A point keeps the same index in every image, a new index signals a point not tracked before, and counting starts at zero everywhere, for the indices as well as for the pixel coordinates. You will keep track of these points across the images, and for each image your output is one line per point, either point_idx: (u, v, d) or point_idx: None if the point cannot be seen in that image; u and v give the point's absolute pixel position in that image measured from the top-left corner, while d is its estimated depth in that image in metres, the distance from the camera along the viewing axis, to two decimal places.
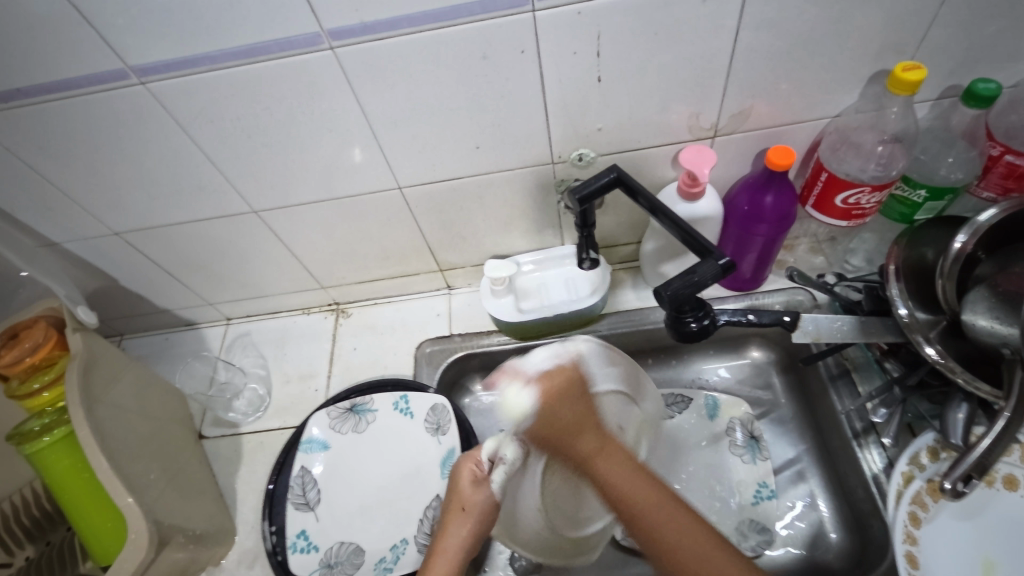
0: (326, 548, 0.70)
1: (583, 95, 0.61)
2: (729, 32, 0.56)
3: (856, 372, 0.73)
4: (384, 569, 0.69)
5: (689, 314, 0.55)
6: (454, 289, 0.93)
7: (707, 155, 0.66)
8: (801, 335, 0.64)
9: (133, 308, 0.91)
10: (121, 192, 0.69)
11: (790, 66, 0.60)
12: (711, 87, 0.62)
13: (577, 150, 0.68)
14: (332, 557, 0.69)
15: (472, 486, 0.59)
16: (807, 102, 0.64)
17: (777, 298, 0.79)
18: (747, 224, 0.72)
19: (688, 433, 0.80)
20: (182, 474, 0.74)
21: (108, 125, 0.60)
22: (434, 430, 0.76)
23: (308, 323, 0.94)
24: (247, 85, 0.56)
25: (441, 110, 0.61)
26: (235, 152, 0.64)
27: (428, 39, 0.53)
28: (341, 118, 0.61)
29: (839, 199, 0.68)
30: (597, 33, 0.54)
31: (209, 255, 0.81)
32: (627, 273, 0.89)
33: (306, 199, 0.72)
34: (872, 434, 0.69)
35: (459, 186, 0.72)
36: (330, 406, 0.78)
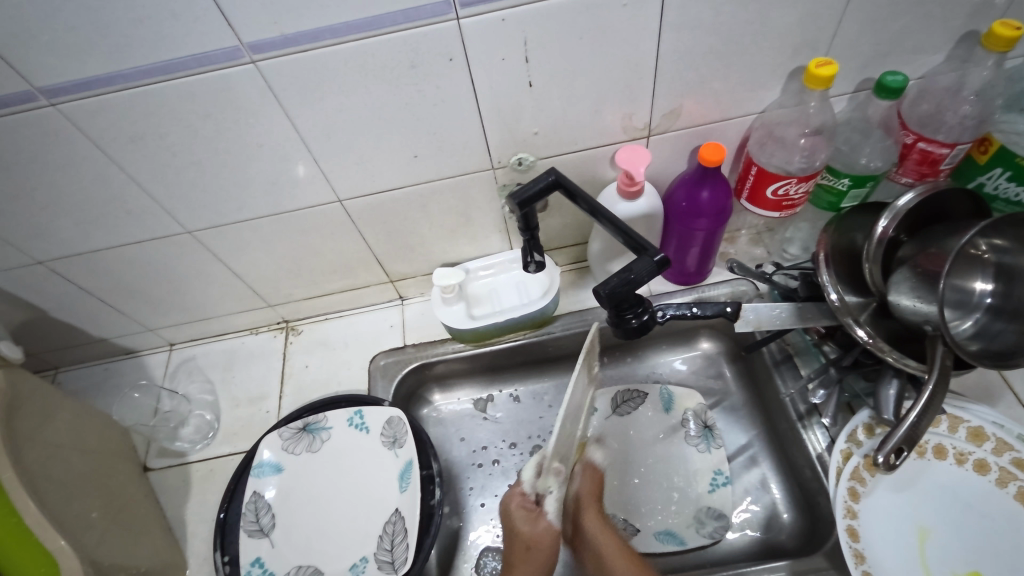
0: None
1: (516, 101, 0.61)
2: (651, 36, 0.58)
3: (797, 356, 0.75)
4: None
5: (628, 312, 0.55)
6: (407, 299, 0.92)
7: (642, 155, 0.67)
8: (744, 324, 0.66)
9: (65, 340, 0.86)
10: (40, 219, 0.65)
11: (713, 66, 0.62)
12: (641, 87, 0.63)
13: (516, 155, 0.68)
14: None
15: (529, 523, 0.62)
16: (733, 99, 0.67)
17: (722, 290, 0.82)
18: (687, 219, 0.73)
19: (643, 429, 0.82)
20: (126, 511, 0.70)
21: (17, 150, 0.56)
22: (390, 443, 0.74)
23: (256, 343, 0.91)
24: (166, 102, 0.54)
25: (376, 121, 0.60)
26: (162, 171, 0.62)
27: (352, 50, 0.53)
28: (271, 133, 0.60)
29: (769, 190, 0.70)
30: (523, 39, 0.55)
31: (145, 279, 0.78)
32: (578, 273, 0.90)
33: (244, 216, 0.70)
34: (815, 415, 0.71)
35: (401, 196, 0.71)
36: (282, 427, 0.75)
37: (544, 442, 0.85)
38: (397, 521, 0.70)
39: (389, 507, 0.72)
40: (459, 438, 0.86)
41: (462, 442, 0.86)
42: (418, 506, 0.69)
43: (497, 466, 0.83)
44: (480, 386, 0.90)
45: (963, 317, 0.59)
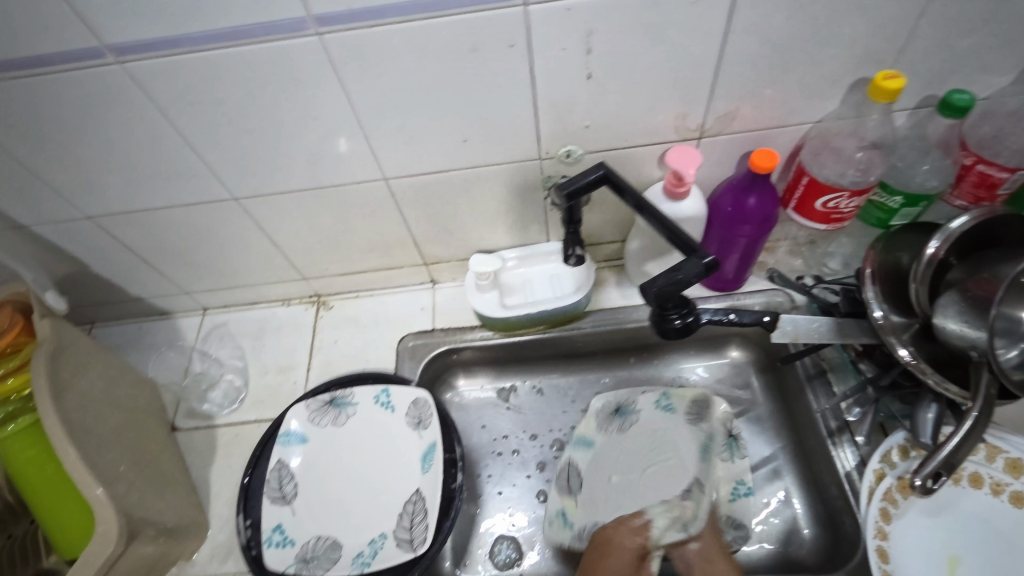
0: (304, 543, 0.69)
1: (573, 93, 0.61)
2: (716, 35, 0.57)
3: (832, 372, 0.74)
4: (361, 563, 0.68)
5: (673, 311, 0.55)
6: (438, 283, 0.92)
7: (692, 156, 0.66)
8: (781, 335, 0.66)
9: (104, 296, 0.88)
10: (94, 175, 0.66)
11: (775, 71, 0.61)
12: (699, 88, 0.62)
13: (565, 147, 0.68)
14: (308, 552, 0.68)
15: None
16: (790, 107, 0.65)
17: (757, 299, 0.81)
18: (730, 225, 0.73)
19: (657, 430, 0.82)
20: (153, 467, 0.72)
21: (79, 106, 0.57)
22: (415, 424, 0.75)
23: (287, 314, 0.92)
24: (228, 68, 0.55)
25: (432, 103, 0.60)
26: (215, 136, 0.62)
27: (416, 29, 0.52)
28: (325, 106, 0.60)
29: (819, 202, 0.69)
30: (587, 30, 0.54)
31: (185, 242, 0.78)
32: (612, 271, 0.90)
33: (290, 188, 0.71)
34: (846, 432, 0.70)
35: (445, 179, 0.71)
36: (309, 398, 0.76)
37: (565, 436, 0.85)
38: (417, 502, 0.71)
39: (409, 487, 0.73)
40: (480, 425, 0.87)
41: (483, 429, 0.86)
42: (439, 489, 0.69)
43: (517, 456, 0.84)
44: (504, 376, 0.90)
45: (1010, 346, 0.56)
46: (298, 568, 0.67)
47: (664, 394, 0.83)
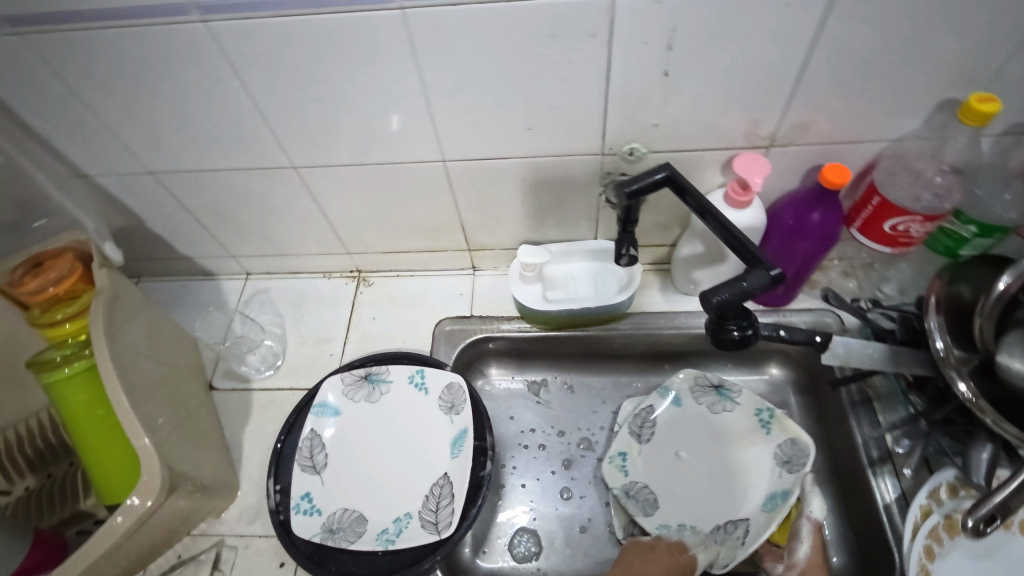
0: (330, 513, 0.70)
1: (646, 89, 0.60)
2: (805, 41, 0.54)
3: (878, 401, 0.72)
4: (386, 540, 0.68)
5: (731, 322, 0.53)
6: (479, 270, 0.92)
7: (761, 165, 0.65)
8: (832, 357, 0.64)
9: (155, 251, 0.90)
10: (161, 132, 0.67)
11: (860, 85, 0.59)
12: (777, 96, 0.60)
13: (628, 144, 0.67)
14: (334, 523, 0.69)
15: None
16: (869, 123, 0.63)
17: (804, 316, 0.79)
18: (788, 239, 0.71)
19: (735, 429, 0.80)
20: (191, 423, 0.73)
21: (158, 62, 0.58)
22: (447, 408, 0.75)
23: (327, 287, 0.92)
24: (308, 36, 0.54)
25: (502, 88, 0.60)
26: (285, 104, 0.62)
27: (500, 11, 0.52)
28: (396, 82, 0.59)
29: (886, 225, 0.66)
30: (672, 26, 0.53)
31: (240, 205, 0.79)
32: (656, 275, 0.88)
33: (349, 161, 0.71)
34: (888, 464, 0.68)
35: (503, 166, 0.71)
36: (345, 372, 0.77)
37: (592, 436, 0.84)
38: (445, 485, 0.71)
39: (436, 470, 0.73)
40: (508, 416, 0.86)
41: (511, 420, 0.86)
42: (467, 475, 0.70)
43: (542, 451, 0.83)
44: (536, 369, 0.90)
45: None
46: (323, 537, 0.67)
47: (769, 411, 0.78)
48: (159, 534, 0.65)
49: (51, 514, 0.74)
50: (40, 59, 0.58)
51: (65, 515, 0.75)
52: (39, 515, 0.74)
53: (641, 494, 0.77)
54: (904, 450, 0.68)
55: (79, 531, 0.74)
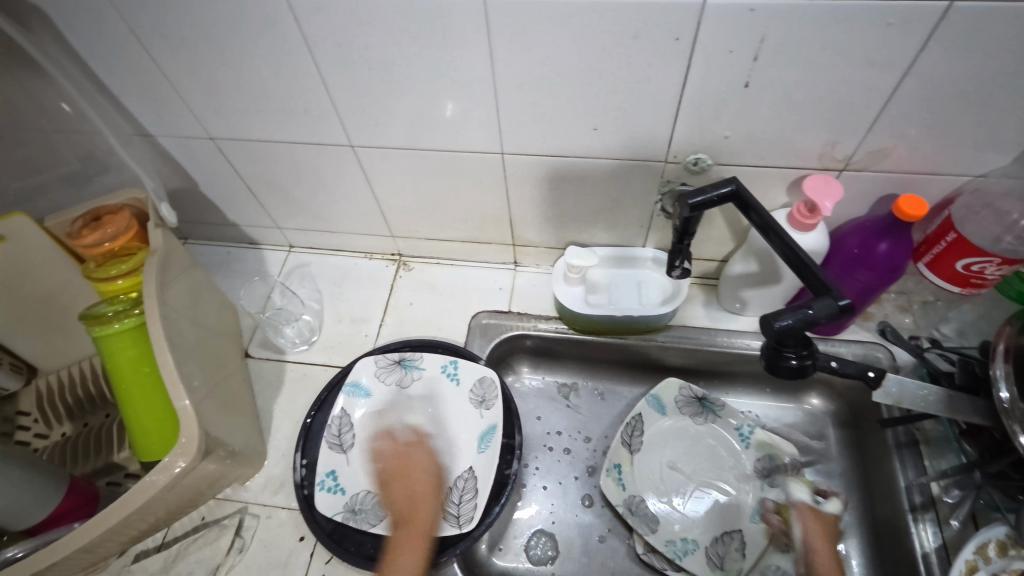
0: (354, 494, 0.69)
1: (723, 99, 0.58)
2: (900, 64, 0.52)
3: (926, 445, 0.69)
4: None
5: (790, 349, 0.51)
6: (521, 266, 0.91)
7: (832, 188, 0.62)
8: (884, 395, 0.62)
9: (206, 216, 0.91)
10: (226, 99, 0.67)
11: (952, 115, 0.56)
12: (860, 118, 0.58)
13: (694, 154, 0.65)
14: (356, 504, 0.69)
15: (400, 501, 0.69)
16: (954, 155, 0.60)
17: (853, 348, 0.75)
18: (849, 267, 0.68)
19: (723, 447, 0.80)
20: (227, 389, 0.74)
21: (233, 28, 0.58)
22: (478, 402, 0.75)
23: (368, 267, 0.93)
24: (385, 15, 0.54)
25: (575, 84, 0.58)
26: (352, 82, 0.62)
27: (584, 6, 0.50)
28: (467, 69, 0.58)
29: (960, 263, 0.63)
30: (761, 35, 0.51)
31: (292, 178, 0.80)
32: (701, 289, 0.86)
33: (407, 144, 0.70)
34: (930, 511, 0.65)
35: (561, 164, 0.69)
36: (379, 355, 0.77)
37: None
38: (468, 479, 0.70)
39: (461, 464, 0.72)
40: (535, 416, 0.85)
41: (537, 420, 0.85)
42: (492, 472, 0.69)
43: (567, 455, 0.82)
44: (567, 372, 0.88)
45: None
46: (345, 517, 0.67)
47: (750, 426, 0.79)
48: (185, 495, 0.65)
49: (86, 462, 0.77)
50: (119, 17, 0.59)
51: (98, 464, 0.77)
52: (74, 462, 0.77)
53: (643, 508, 0.76)
54: (950, 500, 0.65)
55: (109, 482, 0.76)
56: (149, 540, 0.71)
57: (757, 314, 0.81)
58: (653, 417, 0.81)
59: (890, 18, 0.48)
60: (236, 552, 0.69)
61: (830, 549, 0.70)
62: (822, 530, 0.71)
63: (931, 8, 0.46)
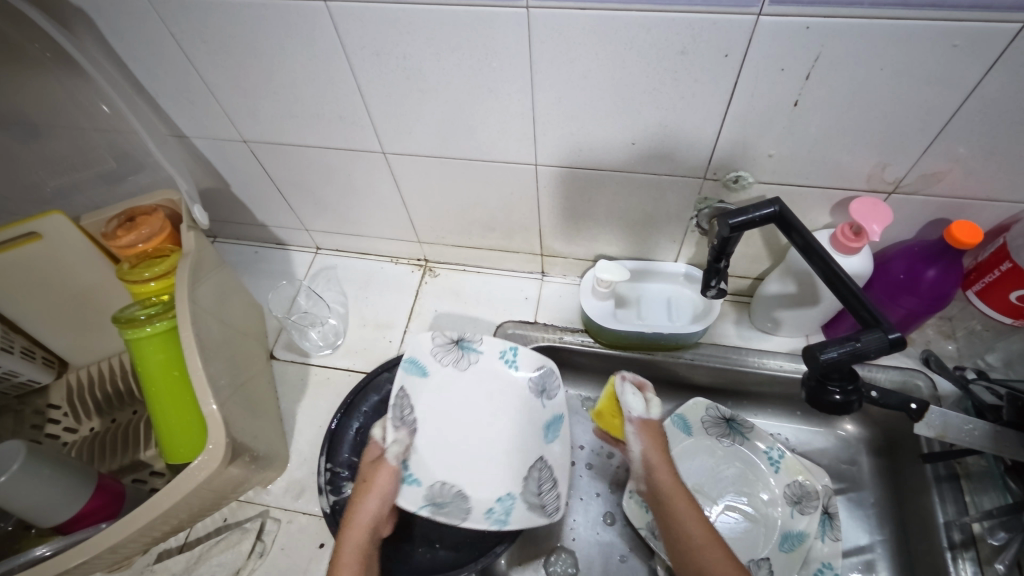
0: (430, 486, 0.69)
1: (770, 118, 0.56)
2: (962, 86, 0.49)
3: (967, 480, 0.66)
4: (497, 520, 0.66)
5: (835, 383, 0.49)
6: (547, 276, 0.89)
7: (881, 212, 0.59)
8: (925, 428, 0.59)
9: (235, 216, 0.92)
10: (261, 103, 0.67)
11: (1013, 142, 0.53)
12: (914, 140, 0.55)
13: (735, 171, 0.63)
14: (438, 497, 0.69)
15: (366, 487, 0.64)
16: (1014, 182, 0.57)
17: (891, 375, 0.72)
18: (893, 293, 0.66)
19: (751, 471, 0.77)
20: (253, 392, 0.74)
21: (272, 33, 0.57)
22: (538, 391, 0.74)
23: (393, 272, 0.92)
24: (425, 24, 0.53)
25: (615, 98, 0.57)
26: (387, 90, 0.61)
27: (631, 20, 0.49)
28: (504, 80, 0.57)
29: (1014, 294, 0.60)
30: (816, 53, 0.48)
31: (322, 181, 0.79)
32: (733, 306, 0.84)
33: (439, 152, 0.69)
34: (971, 550, 0.62)
35: (594, 177, 0.68)
36: (436, 333, 0.75)
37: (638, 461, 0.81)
38: (543, 469, 0.70)
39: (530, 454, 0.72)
40: None
41: None
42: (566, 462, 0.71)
43: (589, 471, 0.81)
44: (590, 385, 0.87)
45: None
46: (430, 511, 0.67)
47: (779, 450, 0.76)
48: (211, 498, 0.65)
49: (112, 460, 0.78)
50: (159, 19, 0.59)
51: (124, 461, 0.78)
52: (101, 459, 0.78)
53: None
54: (995, 542, 0.61)
55: (134, 479, 0.77)
56: (172, 540, 0.72)
57: (791, 334, 0.79)
58: (678, 437, 0.80)
59: (955, 39, 0.45)
60: (257, 556, 0.69)
61: (666, 457, 0.67)
62: (655, 439, 0.68)
63: (1003, 31, 0.44)
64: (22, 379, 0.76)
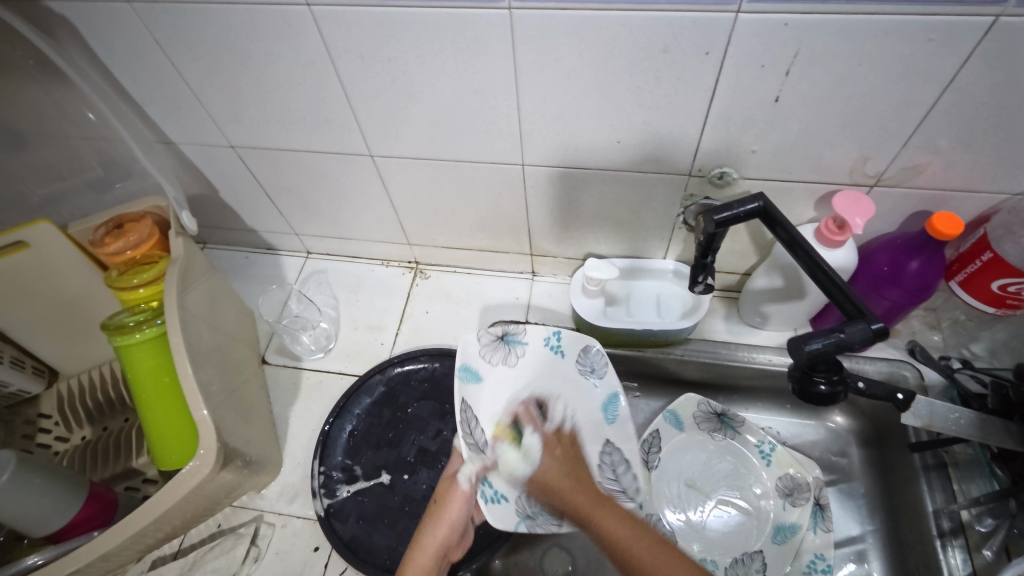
0: (518, 498, 0.66)
1: (752, 114, 0.56)
2: (939, 79, 0.50)
3: (955, 468, 0.67)
4: None
5: (820, 373, 0.50)
6: (538, 276, 0.90)
7: (864, 206, 0.60)
8: (911, 418, 0.60)
9: (225, 221, 0.92)
10: (249, 108, 0.67)
11: (990, 133, 0.54)
12: (894, 133, 0.56)
13: (719, 168, 0.64)
14: (528, 507, 0.66)
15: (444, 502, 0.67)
16: (992, 173, 0.58)
17: (879, 366, 0.73)
18: (877, 285, 0.66)
19: (743, 464, 0.78)
20: (244, 396, 0.74)
21: (257, 38, 0.57)
22: (588, 372, 0.72)
23: (384, 275, 0.92)
24: (410, 28, 0.53)
25: (599, 97, 0.57)
26: (372, 93, 0.62)
27: (612, 20, 0.49)
28: (489, 81, 0.58)
29: (996, 284, 0.61)
30: (795, 49, 0.49)
31: (311, 185, 0.79)
32: (722, 302, 0.85)
33: (426, 154, 0.69)
34: (960, 537, 0.63)
35: (581, 176, 0.69)
36: (481, 332, 0.69)
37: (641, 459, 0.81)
38: (612, 453, 0.72)
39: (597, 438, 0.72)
40: None
41: None
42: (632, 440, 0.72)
43: None
44: None
45: None
46: (527, 525, 0.65)
47: (770, 443, 0.77)
48: (203, 504, 0.65)
49: (105, 468, 0.78)
50: (143, 27, 0.59)
51: (117, 470, 0.78)
52: (94, 468, 0.78)
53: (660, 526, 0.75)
54: (982, 529, 0.63)
55: (128, 487, 0.77)
56: (166, 547, 0.71)
57: (779, 328, 0.80)
58: (670, 432, 0.80)
59: (931, 34, 0.46)
60: (251, 561, 0.69)
61: (568, 474, 0.67)
62: (559, 460, 0.69)
63: (976, 24, 0.45)
64: (12, 389, 0.76)
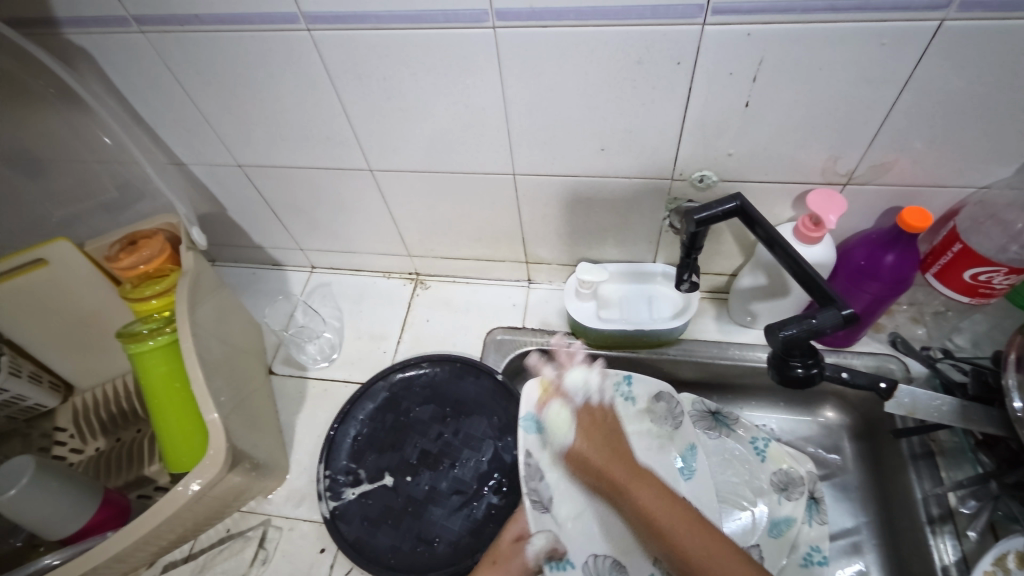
0: (585, 565, 0.68)
1: (726, 120, 0.60)
2: (895, 81, 0.53)
3: (942, 456, 0.69)
4: None
5: (796, 359, 0.53)
6: (534, 283, 0.93)
7: (836, 202, 0.63)
8: (896, 406, 0.62)
9: (233, 239, 0.96)
10: (254, 128, 0.72)
11: (949, 130, 0.57)
12: (860, 133, 0.59)
13: (699, 171, 0.67)
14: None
15: (512, 546, 0.66)
16: (956, 168, 0.61)
17: (866, 360, 0.75)
18: (856, 280, 0.69)
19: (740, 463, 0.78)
20: (252, 404, 0.77)
21: (262, 61, 0.61)
22: (665, 419, 0.78)
23: (386, 286, 0.96)
24: (404, 47, 0.57)
25: (583, 108, 0.61)
26: (370, 111, 0.66)
27: (589, 34, 0.53)
28: (479, 96, 0.62)
29: (968, 273, 0.64)
30: (759, 58, 0.53)
31: (314, 201, 0.83)
32: (712, 302, 0.88)
33: (423, 166, 0.73)
34: (949, 523, 0.64)
35: (570, 184, 0.72)
36: (543, 376, 0.75)
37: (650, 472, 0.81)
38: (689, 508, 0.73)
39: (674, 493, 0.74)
40: None
41: None
42: (710, 497, 0.73)
43: None
44: None
45: None
46: None
47: (765, 439, 0.79)
48: (213, 507, 0.68)
49: (119, 476, 0.81)
50: (158, 56, 0.63)
51: (130, 478, 0.81)
52: (107, 475, 0.81)
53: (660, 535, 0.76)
54: (967, 511, 0.64)
55: (140, 495, 0.80)
56: (177, 552, 0.73)
57: None
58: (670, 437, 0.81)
59: (883, 39, 0.50)
60: (260, 563, 0.72)
61: (598, 446, 0.71)
62: (591, 429, 0.73)
63: (923, 29, 0.48)
64: (30, 403, 0.79)
